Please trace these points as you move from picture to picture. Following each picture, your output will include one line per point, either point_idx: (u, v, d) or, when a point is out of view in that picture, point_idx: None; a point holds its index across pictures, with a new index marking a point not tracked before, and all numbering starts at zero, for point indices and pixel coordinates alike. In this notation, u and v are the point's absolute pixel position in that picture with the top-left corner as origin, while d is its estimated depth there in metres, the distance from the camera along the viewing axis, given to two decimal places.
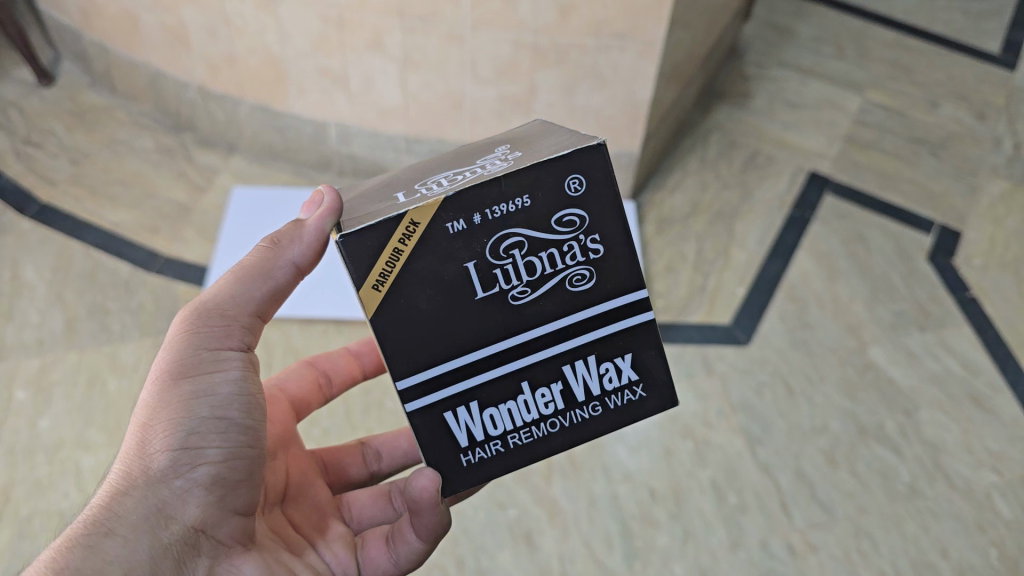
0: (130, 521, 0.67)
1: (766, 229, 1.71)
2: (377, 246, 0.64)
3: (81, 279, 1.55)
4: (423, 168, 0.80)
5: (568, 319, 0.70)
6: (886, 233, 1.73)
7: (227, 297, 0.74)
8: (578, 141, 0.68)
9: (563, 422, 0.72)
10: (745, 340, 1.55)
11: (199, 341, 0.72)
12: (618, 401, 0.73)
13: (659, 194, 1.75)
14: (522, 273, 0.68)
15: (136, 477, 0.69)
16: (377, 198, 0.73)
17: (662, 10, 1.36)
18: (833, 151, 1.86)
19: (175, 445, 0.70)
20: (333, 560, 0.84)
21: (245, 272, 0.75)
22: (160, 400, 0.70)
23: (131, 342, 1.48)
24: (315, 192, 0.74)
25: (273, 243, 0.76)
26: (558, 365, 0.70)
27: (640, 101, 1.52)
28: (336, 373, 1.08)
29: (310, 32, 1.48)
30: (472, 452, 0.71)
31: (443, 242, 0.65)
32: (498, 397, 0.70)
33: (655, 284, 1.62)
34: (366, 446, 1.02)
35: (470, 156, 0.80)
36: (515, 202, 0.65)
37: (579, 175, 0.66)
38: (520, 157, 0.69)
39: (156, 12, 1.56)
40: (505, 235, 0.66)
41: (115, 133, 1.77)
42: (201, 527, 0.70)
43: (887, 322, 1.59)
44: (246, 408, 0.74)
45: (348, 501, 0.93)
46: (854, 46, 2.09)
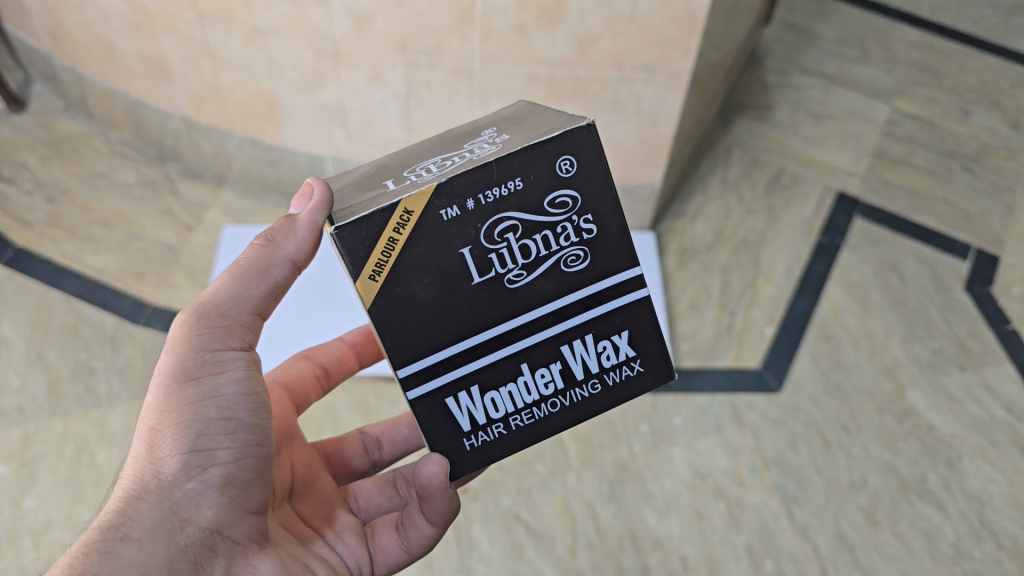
0: (144, 526, 0.64)
1: (793, 258, 1.61)
2: (371, 237, 0.62)
3: (63, 335, 1.43)
4: (409, 155, 0.75)
5: (566, 300, 0.67)
6: (921, 260, 1.63)
7: (224, 297, 0.70)
8: (564, 121, 0.66)
9: (563, 401, 0.69)
10: (776, 387, 1.45)
11: (201, 342, 0.68)
12: (616, 377, 0.70)
13: (680, 222, 1.65)
14: (517, 256, 0.65)
15: (147, 483, 0.65)
16: (363, 185, 0.70)
17: (690, 41, 1.24)
18: (861, 168, 1.75)
19: (184, 448, 0.66)
20: (346, 552, 0.80)
21: (241, 272, 0.70)
22: (165, 404, 0.67)
23: (120, 406, 1.37)
24: (304, 185, 0.69)
25: (267, 241, 0.71)
26: (555, 345, 0.68)
27: (663, 134, 1.40)
28: (334, 365, 1.02)
29: (303, 66, 1.35)
30: (475, 436, 0.68)
31: (437, 229, 0.63)
32: (499, 379, 0.67)
33: (679, 325, 1.52)
34: (365, 434, 0.97)
35: (457, 138, 0.75)
36: (507, 185, 0.63)
37: (570, 156, 0.64)
38: (508, 140, 0.67)
39: (134, 41, 1.43)
40: (499, 219, 0.64)
41: (93, 165, 1.64)
42: (217, 528, 0.67)
43: (925, 362, 1.50)
44: (253, 407, 0.70)
45: (354, 491, 0.88)
46: (880, 49, 1.97)
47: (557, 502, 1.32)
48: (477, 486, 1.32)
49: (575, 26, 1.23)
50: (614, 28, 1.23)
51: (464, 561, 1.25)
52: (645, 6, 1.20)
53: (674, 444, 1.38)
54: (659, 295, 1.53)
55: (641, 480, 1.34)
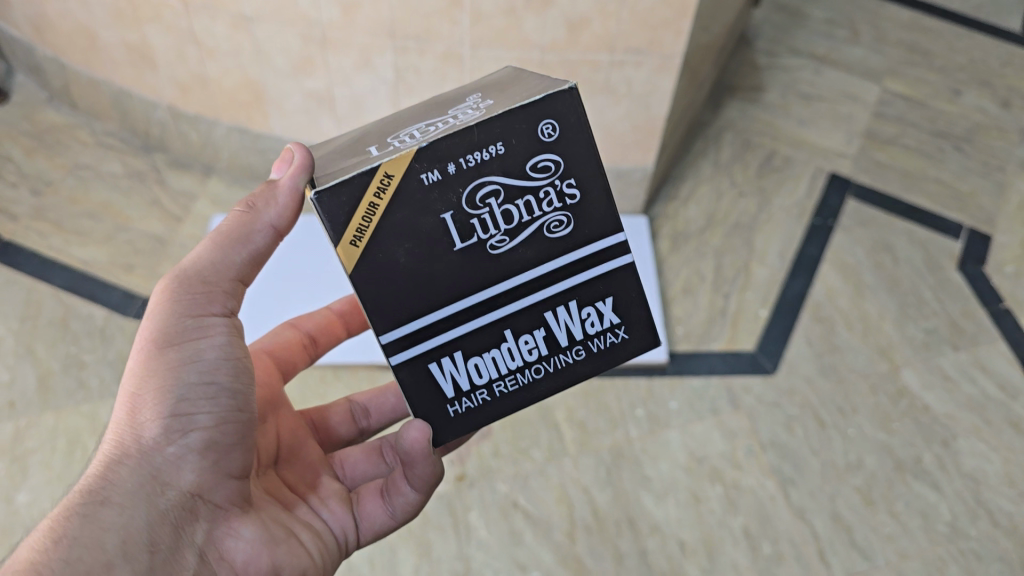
0: (125, 489, 0.64)
1: (786, 241, 1.61)
2: (351, 203, 0.61)
3: (52, 329, 1.42)
4: (395, 123, 0.74)
5: (550, 265, 0.67)
6: (914, 240, 1.63)
7: (206, 263, 0.69)
8: (546, 87, 0.66)
9: (547, 367, 0.70)
10: (771, 369, 1.45)
11: (182, 308, 0.68)
12: (600, 344, 0.70)
13: (672, 205, 1.64)
14: (500, 221, 0.65)
15: (127, 447, 0.65)
16: (348, 153, 0.69)
17: (681, 23, 1.23)
18: (853, 149, 1.75)
19: (164, 413, 0.66)
20: (331, 518, 0.80)
21: (222, 238, 0.70)
22: (146, 369, 0.67)
23: (111, 399, 1.35)
24: (284, 149, 0.69)
25: (248, 206, 0.71)
26: (539, 311, 0.68)
27: (655, 117, 1.39)
28: (320, 333, 1.03)
29: (291, 53, 1.34)
30: (459, 402, 0.69)
31: (418, 195, 0.62)
32: (482, 345, 0.68)
33: (672, 309, 1.51)
34: (352, 402, 0.97)
35: (442, 107, 0.75)
36: (489, 149, 0.63)
37: (553, 120, 0.63)
38: (491, 105, 0.67)
39: (118, 29, 1.41)
40: (481, 184, 0.63)
41: (79, 157, 1.62)
42: (198, 492, 0.67)
43: (920, 342, 1.50)
44: (234, 373, 0.70)
45: (340, 458, 0.88)
46: (870, 29, 1.97)
47: (554, 488, 1.31)
48: (473, 473, 1.32)
49: (566, 9, 1.22)
50: (605, 11, 1.22)
51: (462, 548, 1.25)
52: None
53: (670, 428, 1.38)
54: (653, 280, 1.52)
55: (638, 465, 1.34)
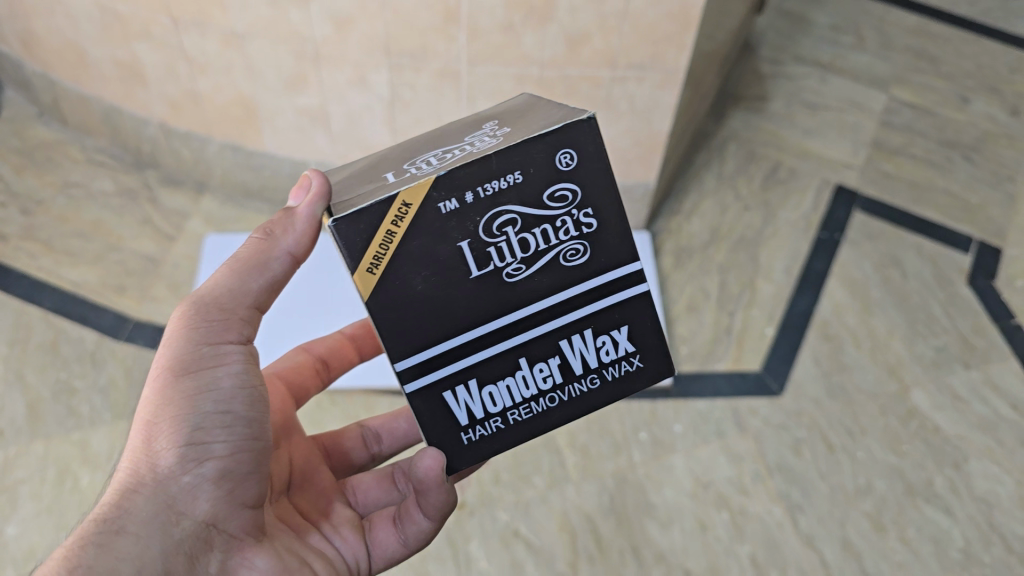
0: (140, 519, 0.61)
1: (793, 256, 1.57)
2: (369, 229, 0.59)
3: (41, 353, 1.38)
4: (409, 148, 0.72)
5: (566, 293, 0.64)
6: (923, 254, 1.59)
7: (223, 289, 0.68)
8: (564, 115, 0.64)
9: (562, 396, 0.66)
10: (778, 391, 1.42)
11: (199, 335, 0.66)
12: (616, 372, 0.67)
13: (676, 220, 1.60)
14: (516, 249, 0.63)
15: (143, 476, 0.63)
16: (364, 180, 0.67)
17: (685, 38, 1.20)
18: (860, 160, 1.71)
19: (180, 442, 0.64)
20: (342, 545, 0.77)
21: (240, 264, 0.68)
22: (161, 397, 0.64)
23: (103, 427, 1.32)
24: (302, 176, 0.67)
25: (266, 233, 0.69)
26: (554, 339, 0.65)
27: (658, 132, 1.35)
28: (332, 357, 1.00)
29: (284, 70, 1.29)
30: (473, 430, 0.65)
31: (434, 223, 0.60)
32: (496, 373, 0.64)
33: (676, 328, 1.47)
34: (365, 427, 0.94)
35: (456, 132, 0.73)
36: (506, 178, 0.61)
37: (571, 150, 0.61)
38: (508, 132, 0.65)
39: (106, 46, 1.37)
40: (498, 213, 0.61)
41: (69, 174, 1.58)
42: (212, 522, 0.64)
43: (929, 360, 1.47)
44: (250, 401, 0.68)
45: (352, 484, 0.85)
46: (876, 35, 1.93)
47: (557, 515, 1.28)
48: (473, 501, 1.28)
49: (566, 24, 1.19)
50: (606, 26, 1.18)
51: None
52: (638, 1, 1.15)
53: (675, 453, 1.35)
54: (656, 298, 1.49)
55: (642, 491, 1.31)
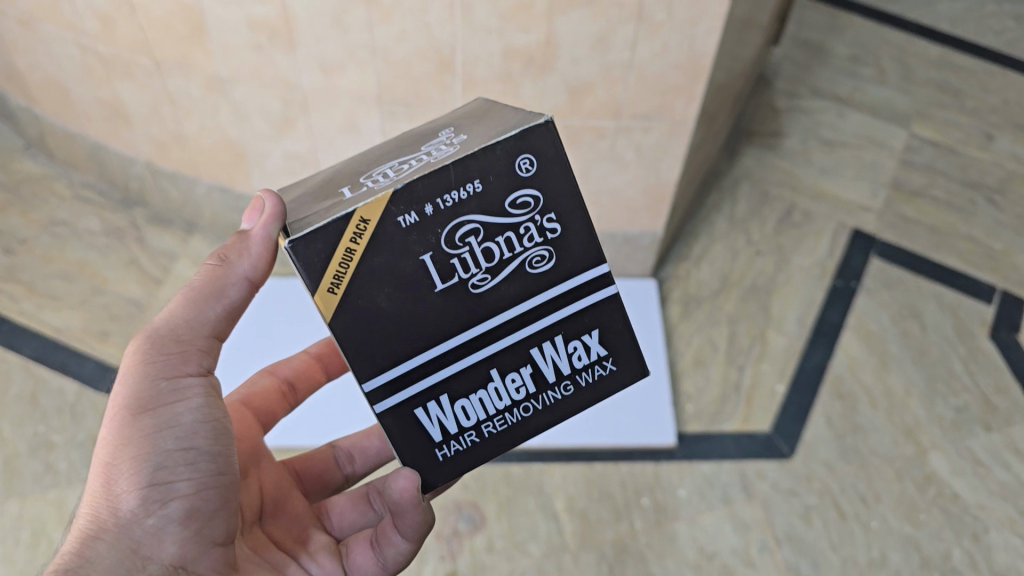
0: (104, 566, 0.59)
1: (806, 306, 1.50)
2: (327, 248, 0.56)
3: (20, 405, 1.33)
4: (368, 159, 0.67)
5: (534, 301, 0.62)
6: (943, 305, 1.51)
7: (179, 321, 0.64)
8: (521, 117, 0.60)
9: (536, 405, 0.65)
10: (789, 453, 1.34)
11: (154, 372, 0.63)
12: (588, 378, 0.65)
13: (684, 266, 1.54)
14: (481, 259, 0.60)
15: (105, 521, 0.61)
16: (320, 192, 0.63)
17: (694, 89, 1.12)
18: (878, 202, 1.64)
19: (142, 482, 0.62)
20: (320, 573, 0.74)
21: (194, 294, 0.65)
22: (119, 437, 0.62)
23: (80, 485, 1.27)
24: (254, 198, 0.64)
25: (219, 260, 0.66)
26: (524, 349, 0.63)
27: (665, 183, 1.28)
28: (299, 378, 0.96)
29: (271, 115, 1.23)
30: (447, 446, 0.64)
31: (394, 239, 0.57)
32: (468, 387, 0.63)
33: (682, 384, 1.41)
34: (335, 449, 0.91)
35: (416, 139, 0.67)
36: (466, 188, 0.57)
37: (531, 154, 0.58)
38: (466, 138, 0.61)
39: (89, 85, 1.31)
40: (459, 223, 0.58)
41: (55, 212, 1.53)
42: (181, 564, 0.62)
43: (949, 421, 1.39)
44: (213, 434, 0.65)
45: (326, 508, 0.82)
46: (897, 66, 1.85)
47: None
48: (465, 570, 1.22)
49: (568, 75, 1.12)
50: (610, 77, 1.11)
51: None
52: (644, 52, 1.08)
53: (678, 520, 1.27)
54: (662, 350, 1.42)
55: (643, 561, 1.23)
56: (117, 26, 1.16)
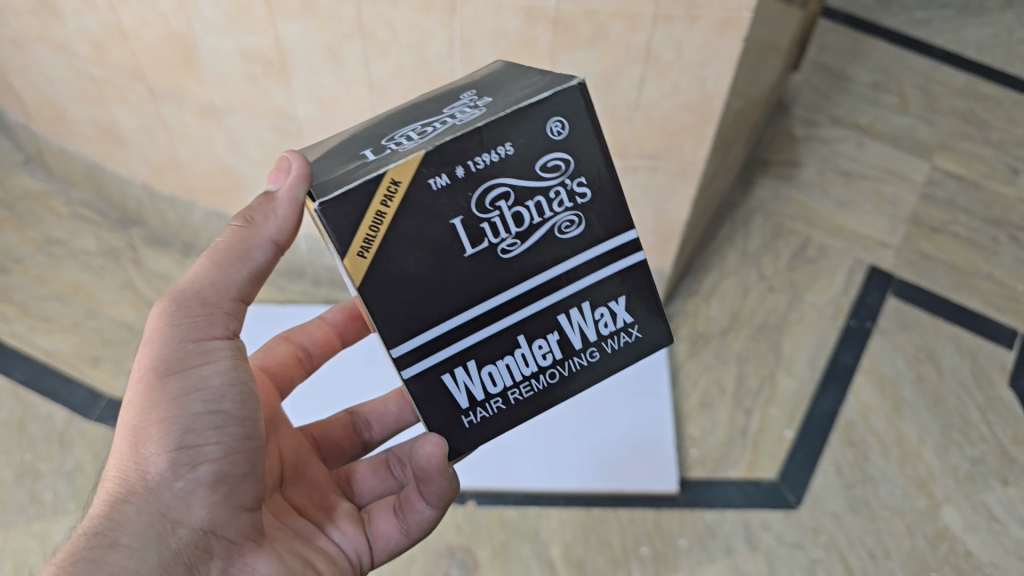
0: (134, 529, 0.59)
1: (818, 347, 1.45)
2: (358, 210, 0.53)
3: (7, 431, 1.30)
4: (386, 115, 0.64)
5: (563, 266, 0.60)
6: (961, 348, 1.45)
7: (205, 283, 0.64)
8: (549, 80, 0.59)
9: (562, 371, 0.62)
10: (795, 503, 1.29)
11: (183, 334, 0.63)
12: (614, 345, 0.63)
13: (693, 301, 1.49)
14: (510, 224, 0.58)
15: (133, 485, 0.60)
16: (341, 150, 0.61)
17: (704, 130, 1.07)
18: (897, 238, 1.59)
19: (171, 446, 0.61)
20: (343, 540, 0.75)
21: (220, 256, 0.64)
22: (147, 400, 0.61)
23: (65, 516, 1.22)
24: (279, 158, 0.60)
25: (246, 221, 0.65)
26: (552, 315, 0.60)
27: (673, 222, 1.23)
28: (317, 346, 0.93)
29: (266, 145, 1.19)
30: (474, 413, 0.60)
31: (425, 202, 0.55)
32: (495, 352, 0.60)
33: (686, 427, 1.37)
34: (354, 415, 0.90)
35: (435, 100, 0.64)
36: (497, 151, 0.56)
37: (562, 118, 0.57)
38: (491, 101, 0.59)
39: (84, 107, 1.28)
40: (490, 186, 0.56)
41: (51, 230, 1.50)
42: (210, 528, 0.62)
43: (964, 473, 1.32)
44: (241, 399, 0.64)
45: (346, 474, 0.83)
46: (920, 95, 1.80)
47: None
48: None
49: None
50: (616, 116, 1.07)
51: None
52: (652, 92, 1.03)
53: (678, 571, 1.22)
54: (668, 394, 1.38)
55: None
56: (108, 50, 1.13)
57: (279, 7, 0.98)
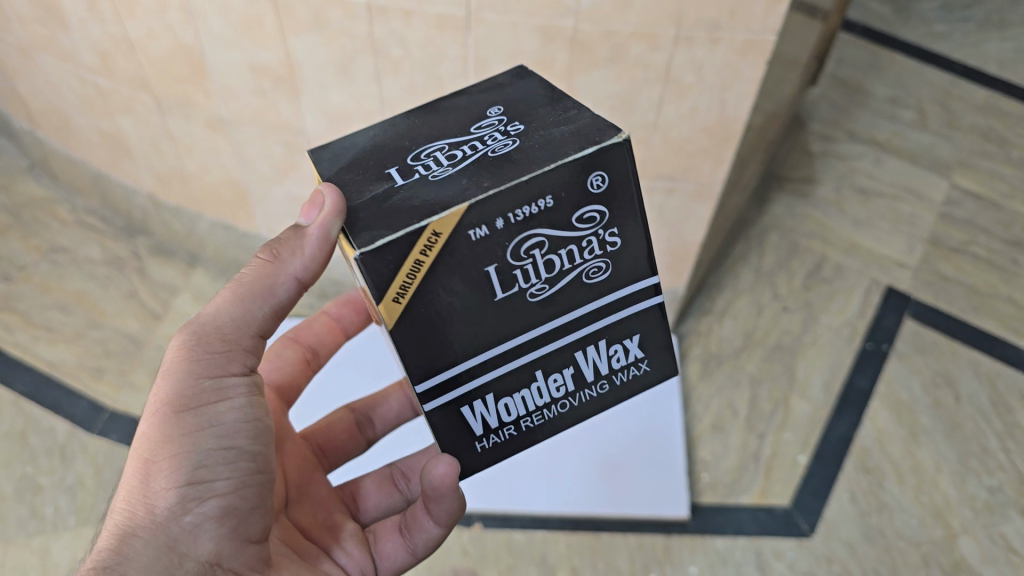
0: (141, 564, 0.58)
1: (833, 370, 1.42)
2: (396, 261, 0.50)
3: (8, 443, 1.28)
4: (408, 125, 0.60)
5: (586, 309, 0.57)
6: (980, 374, 1.42)
7: (226, 319, 0.62)
8: (593, 120, 0.54)
9: (573, 403, 0.60)
10: (808, 531, 1.26)
11: (201, 369, 0.62)
12: (623, 378, 0.61)
13: (706, 321, 1.47)
14: (541, 269, 0.55)
15: (141, 518, 0.60)
16: (363, 166, 0.56)
17: (723, 152, 1.04)
18: (915, 258, 1.55)
19: (182, 481, 0.60)
20: (349, 562, 0.74)
21: (244, 292, 0.62)
22: (160, 435, 0.61)
23: (66, 533, 1.20)
24: (313, 191, 0.54)
25: (271, 256, 0.62)
26: (570, 352, 0.58)
27: (688, 243, 1.20)
28: (321, 344, 0.92)
29: (274, 158, 1.17)
30: (487, 439, 0.59)
31: (462, 252, 0.51)
32: (513, 386, 0.57)
33: (698, 451, 1.34)
34: (357, 415, 0.90)
35: (458, 110, 0.61)
36: (537, 203, 0.52)
37: (604, 172, 0.53)
38: (526, 133, 0.55)
39: (89, 116, 1.26)
40: (527, 237, 0.53)
41: (55, 238, 1.48)
42: (217, 562, 0.61)
43: (982, 503, 1.29)
44: (254, 434, 0.64)
45: (352, 491, 0.82)
46: (939, 111, 1.76)
47: None
48: None
49: None
50: (633, 137, 1.04)
51: None
52: (671, 113, 1.00)
53: None
54: (679, 418, 1.35)
55: None
56: (115, 61, 1.10)
57: (289, 21, 0.96)
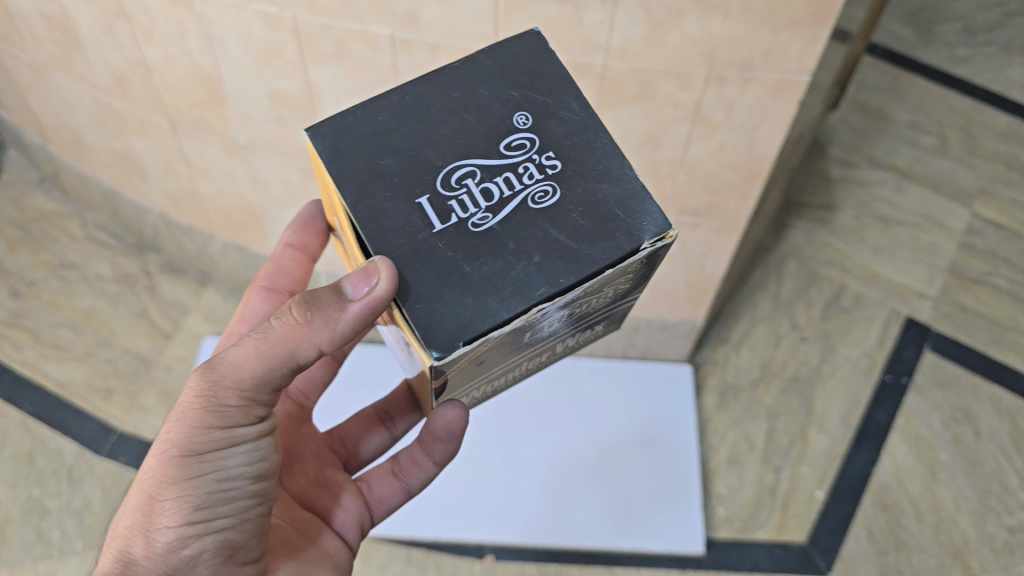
0: None
1: (852, 404, 1.40)
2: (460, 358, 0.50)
3: (16, 464, 1.26)
4: (428, 121, 0.55)
5: (584, 319, 0.60)
6: (1001, 409, 1.39)
7: (245, 373, 0.59)
8: (644, 187, 0.54)
9: (543, 361, 0.66)
10: (824, 570, 1.25)
11: (213, 419, 0.59)
12: (585, 339, 0.67)
13: (724, 350, 1.45)
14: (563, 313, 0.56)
15: (141, 550, 0.60)
16: (391, 187, 0.53)
17: (750, 189, 1.02)
18: (935, 289, 1.53)
19: (183, 521, 0.60)
20: (344, 518, 0.74)
21: (268, 351, 0.58)
22: (165, 476, 0.59)
23: (74, 558, 1.19)
24: (369, 268, 0.50)
25: (303, 319, 0.57)
26: (558, 340, 0.62)
27: (709, 276, 1.18)
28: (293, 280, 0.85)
29: (288, 183, 1.15)
30: (474, 397, 0.64)
31: (513, 332, 0.52)
32: (507, 369, 0.61)
33: (713, 484, 1.32)
34: None
35: (480, 104, 0.57)
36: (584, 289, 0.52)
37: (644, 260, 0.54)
38: (567, 188, 0.54)
39: (103, 135, 1.24)
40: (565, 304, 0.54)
41: (65, 253, 1.47)
42: None
43: (1001, 544, 1.27)
44: (259, 476, 0.63)
45: (339, 434, 0.82)
46: (961, 137, 1.74)
47: None
48: None
49: None
50: (658, 173, 1.02)
51: None
52: (698, 150, 0.98)
53: None
54: (694, 448, 1.34)
55: None
56: (132, 84, 1.09)
57: (311, 52, 0.94)
